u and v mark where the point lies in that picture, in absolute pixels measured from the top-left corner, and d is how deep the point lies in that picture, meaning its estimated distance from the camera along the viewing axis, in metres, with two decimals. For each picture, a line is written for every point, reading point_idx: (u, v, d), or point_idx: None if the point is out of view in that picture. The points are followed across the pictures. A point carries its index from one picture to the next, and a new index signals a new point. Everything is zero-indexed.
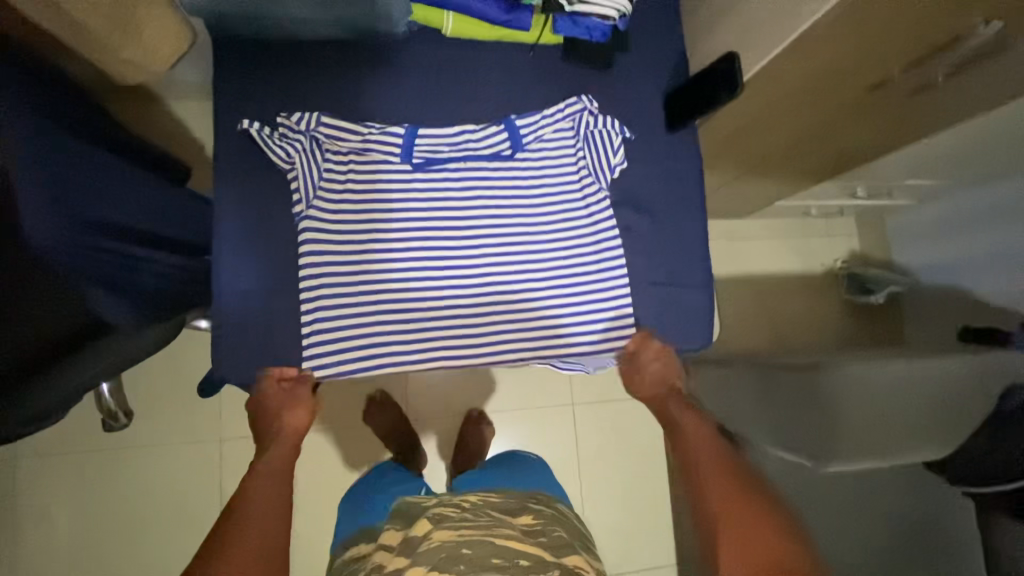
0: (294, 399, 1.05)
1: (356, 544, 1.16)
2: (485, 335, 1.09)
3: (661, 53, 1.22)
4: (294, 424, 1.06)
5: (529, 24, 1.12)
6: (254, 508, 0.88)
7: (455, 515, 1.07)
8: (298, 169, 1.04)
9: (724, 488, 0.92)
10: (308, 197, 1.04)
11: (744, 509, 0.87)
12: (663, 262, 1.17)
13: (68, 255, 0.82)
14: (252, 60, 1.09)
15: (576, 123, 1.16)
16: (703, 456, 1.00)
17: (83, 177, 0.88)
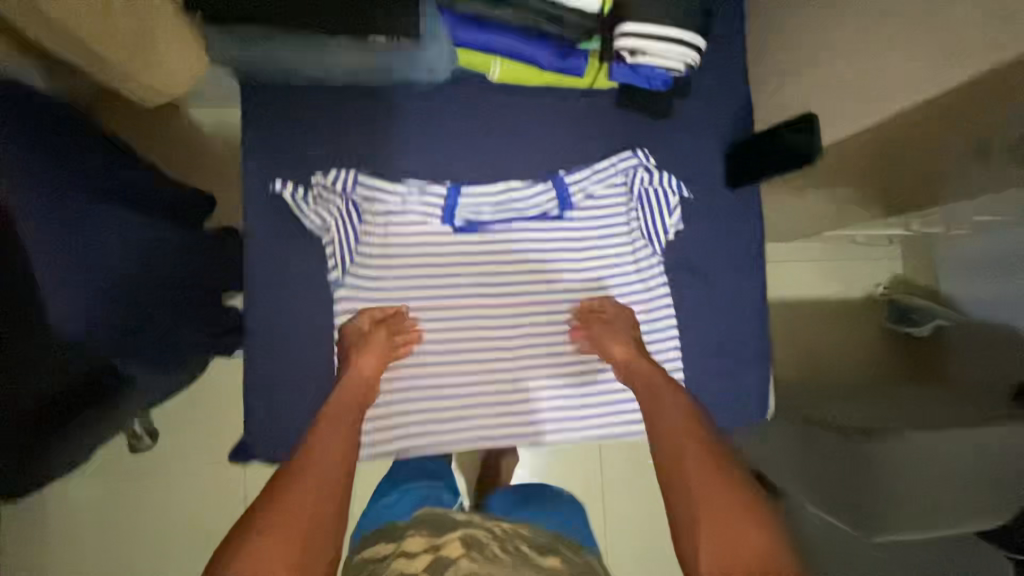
0: (383, 350, 0.95)
1: (370, 546, 0.81)
2: (525, 407, 1.04)
3: (726, 99, 1.12)
4: (373, 366, 0.93)
5: (583, 71, 1.02)
6: (301, 483, 0.72)
7: (498, 553, 0.73)
8: (336, 234, 0.98)
9: (715, 497, 0.72)
10: (347, 264, 0.99)
11: (740, 533, 0.67)
12: (717, 332, 1.10)
13: (89, 314, 0.67)
14: (286, 108, 1.02)
15: (630, 180, 1.07)
16: (689, 448, 0.79)
17: (85, 221, 0.67)
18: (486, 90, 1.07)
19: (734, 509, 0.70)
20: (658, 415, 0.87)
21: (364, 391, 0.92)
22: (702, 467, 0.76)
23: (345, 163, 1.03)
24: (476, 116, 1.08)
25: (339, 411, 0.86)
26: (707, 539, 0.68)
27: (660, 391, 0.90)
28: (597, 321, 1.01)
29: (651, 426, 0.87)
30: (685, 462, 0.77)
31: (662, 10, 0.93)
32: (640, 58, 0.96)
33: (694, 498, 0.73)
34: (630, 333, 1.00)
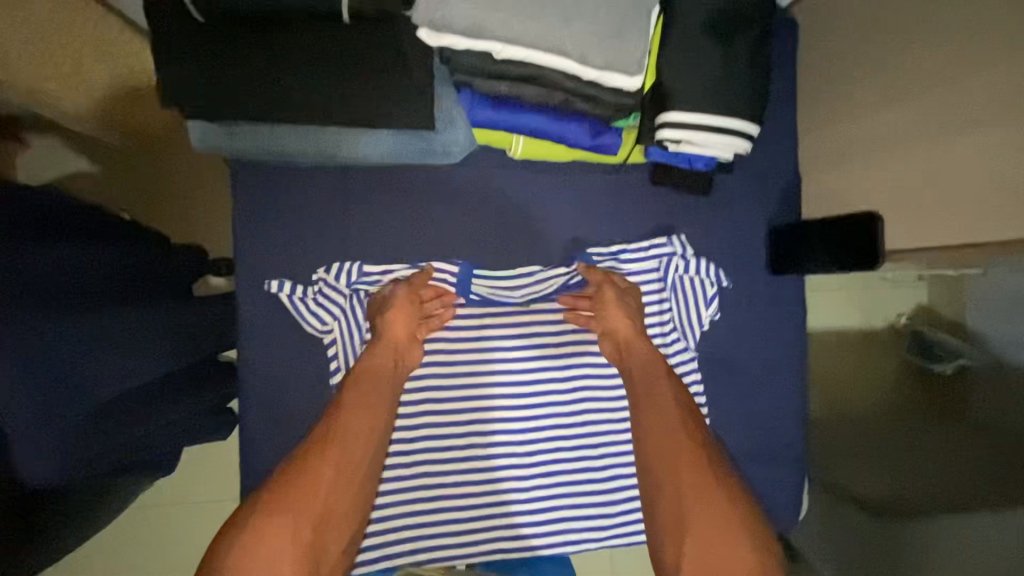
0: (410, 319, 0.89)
1: None
2: (545, 516, 0.96)
3: (769, 178, 1.02)
4: (398, 333, 0.89)
5: (617, 149, 0.90)
6: (321, 463, 0.76)
7: None
8: (340, 335, 0.92)
9: (714, 507, 0.74)
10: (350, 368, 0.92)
11: (730, 544, 0.70)
12: (753, 432, 1.01)
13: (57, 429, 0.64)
14: (281, 188, 0.91)
15: (664, 267, 0.97)
16: (685, 442, 0.82)
17: (77, 332, 0.65)
18: (510, 166, 0.96)
19: (730, 518, 0.73)
20: (663, 406, 0.86)
21: (396, 359, 0.89)
22: (699, 475, 0.78)
23: (350, 250, 0.93)
24: (494, 194, 0.96)
25: (366, 393, 0.84)
26: (693, 542, 0.72)
27: (662, 378, 0.89)
28: (606, 286, 0.93)
29: (638, 411, 0.88)
30: (682, 452, 0.81)
31: (714, 94, 0.82)
32: (684, 145, 0.85)
33: (688, 500, 0.76)
34: (635, 306, 0.94)
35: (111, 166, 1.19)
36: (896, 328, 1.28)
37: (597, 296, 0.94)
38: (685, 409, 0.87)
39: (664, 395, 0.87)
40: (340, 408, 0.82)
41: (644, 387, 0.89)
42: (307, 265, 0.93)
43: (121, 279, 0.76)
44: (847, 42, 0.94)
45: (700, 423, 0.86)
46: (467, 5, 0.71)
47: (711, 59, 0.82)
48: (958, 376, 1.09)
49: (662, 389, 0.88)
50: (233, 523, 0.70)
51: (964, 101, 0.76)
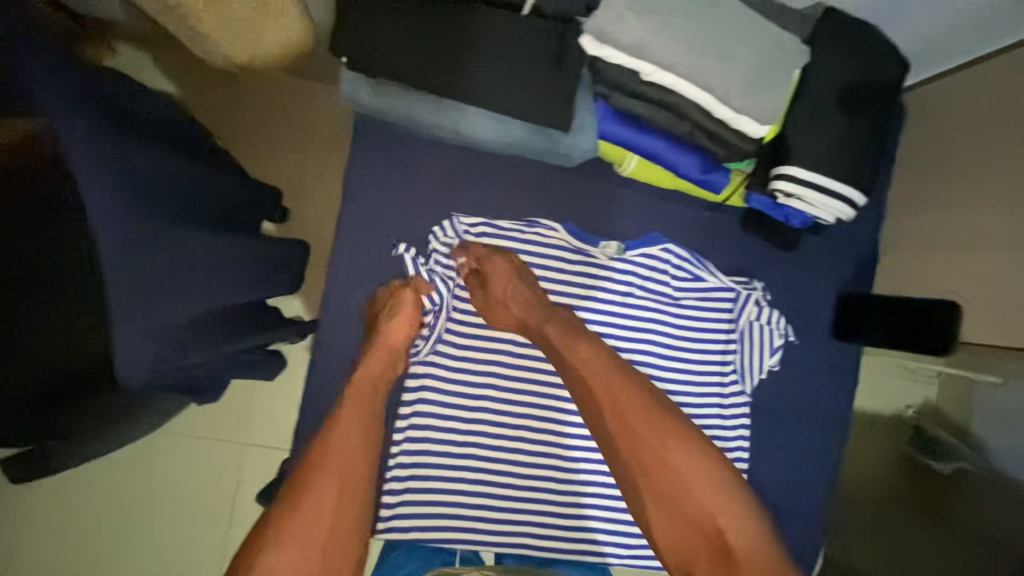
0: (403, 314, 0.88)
1: None
2: (578, 525, 0.97)
3: (849, 248, 1.06)
4: (394, 342, 0.87)
5: (722, 189, 0.94)
6: (324, 474, 0.74)
7: None
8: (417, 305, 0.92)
9: (651, 470, 0.75)
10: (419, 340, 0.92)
11: (682, 500, 0.73)
12: (787, 483, 1.04)
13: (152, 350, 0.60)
14: (396, 154, 0.94)
15: (739, 310, 1.00)
16: (607, 417, 0.79)
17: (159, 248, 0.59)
18: (614, 183, 1.00)
19: (669, 464, 0.74)
20: (582, 387, 0.82)
21: (390, 362, 0.87)
22: (629, 437, 0.76)
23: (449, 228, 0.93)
24: (594, 205, 0.99)
25: (360, 398, 0.83)
26: (660, 513, 0.74)
27: (572, 346, 0.83)
28: (481, 292, 0.91)
29: (575, 389, 0.83)
30: (610, 435, 0.78)
31: (831, 159, 0.86)
32: (793, 200, 0.89)
33: (633, 472, 0.76)
34: (521, 287, 0.89)
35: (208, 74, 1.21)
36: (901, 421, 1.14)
37: (481, 297, 0.91)
38: (603, 365, 0.82)
39: (585, 355, 0.83)
40: (334, 425, 0.79)
41: (557, 359, 0.85)
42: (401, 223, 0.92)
43: (196, 183, 0.69)
44: (953, 140, 0.98)
45: (619, 380, 0.80)
46: (636, 24, 0.74)
47: (835, 127, 0.85)
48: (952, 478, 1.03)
49: (582, 358, 0.82)
50: (249, 550, 0.67)
51: None
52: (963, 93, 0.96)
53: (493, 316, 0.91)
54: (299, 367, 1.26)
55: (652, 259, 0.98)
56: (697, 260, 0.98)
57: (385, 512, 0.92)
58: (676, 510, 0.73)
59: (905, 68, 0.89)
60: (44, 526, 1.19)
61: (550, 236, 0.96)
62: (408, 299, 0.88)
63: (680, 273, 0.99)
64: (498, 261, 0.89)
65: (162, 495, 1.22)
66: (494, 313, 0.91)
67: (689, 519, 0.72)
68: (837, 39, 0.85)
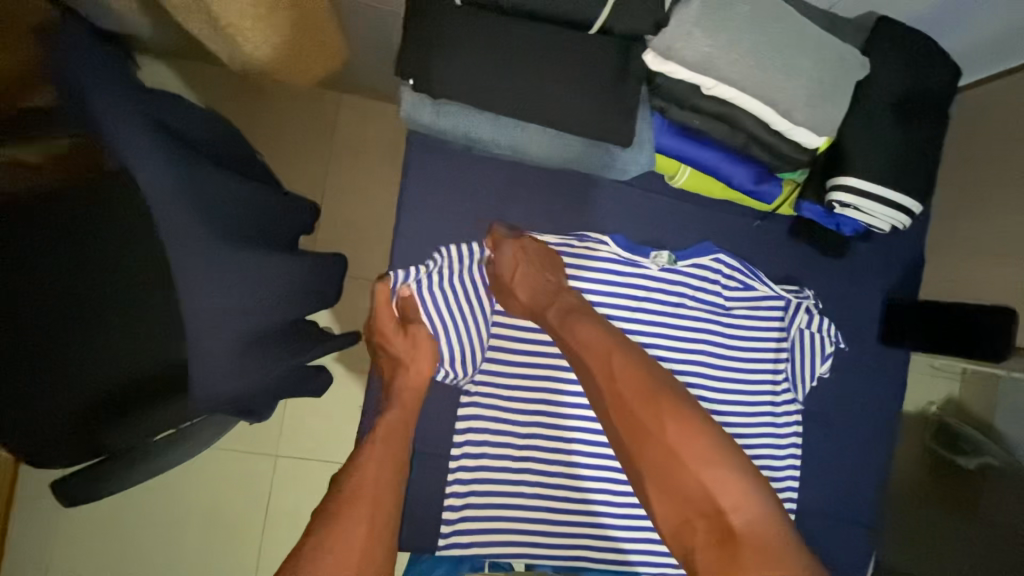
0: (413, 350, 0.88)
1: None
2: (633, 538, 0.97)
3: (895, 254, 1.06)
4: (412, 387, 0.88)
5: (773, 198, 0.94)
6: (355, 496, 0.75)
7: None
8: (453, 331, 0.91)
9: (653, 455, 0.75)
10: (454, 369, 0.91)
11: (680, 477, 0.73)
12: (838, 489, 1.04)
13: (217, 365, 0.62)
14: (446, 170, 0.94)
15: (790, 318, 1.00)
16: (611, 400, 0.80)
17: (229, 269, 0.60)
18: (663, 194, 1.00)
19: (673, 449, 0.74)
20: (585, 368, 0.84)
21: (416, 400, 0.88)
22: (626, 415, 0.78)
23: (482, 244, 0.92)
24: (643, 216, 0.99)
25: (393, 428, 0.85)
26: (662, 499, 0.74)
27: (577, 333, 0.85)
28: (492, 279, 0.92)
29: (582, 374, 0.85)
30: (613, 420, 0.79)
31: (887, 167, 0.86)
32: (849, 209, 0.89)
33: (633, 447, 0.77)
34: (530, 270, 0.89)
35: (235, 93, 1.24)
36: (926, 418, 1.13)
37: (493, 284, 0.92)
38: (606, 350, 0.83)
39: (585, 337, 0.84)
40: (368, 451, 0.81)
41: (565, 346, 0.87)
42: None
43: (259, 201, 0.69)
44: (1001, 144, 0.98)
45: (624, 364, 0.81)
46: (702, 40, 0.75)
47: (891, 135, 0.86)
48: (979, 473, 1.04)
49: (585, 340, 0.84)
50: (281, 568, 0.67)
51: None
52: (1010, 97, 0.96)
53: (505, 305, 0.93)
54: (339, 380, 1.25)
55: (703, 269, 0.99)
56: (748, 269, 0.99)
57: (446, 529, 0.92)
58: (679, 497, 0.72)
59: (956, 76, 0.89)
60: (95, 546, 1.20)
61: (601, 250, 0.96)
62: (422, 338, 0.88)
63: (732, 282, 1.00)
64: (507, 247, 0.90)
65: (206, 513, 1.22)
66: (506, 300, 0.92)
67: (686, 497, 0.72)
68: (893, 48, 0.85)
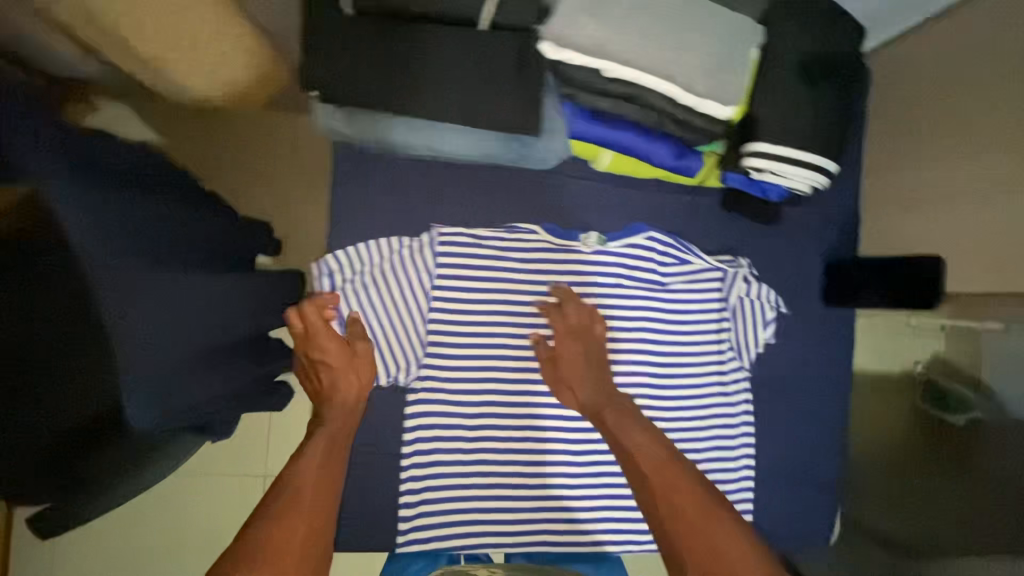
0: (352, 366, 0.88)
1: None
2: (589, 518, 0.99)
3: (829, 215, 1.07)
4: (351, 400, 0.87)
5: (697, 172, 0.96)
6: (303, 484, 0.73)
7: None
8: (394, 337, 0.92)
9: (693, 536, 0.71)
10: (398, 374, 0.93)
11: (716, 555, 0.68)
12: (793, 451, 1.06)
13: (146, 393, 0.59)
14: (375, 176, 0.96)
15: (727, 288, 1.02)
16: (655, 483, 0.78)
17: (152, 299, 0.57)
18: (592, 178, 1.02)
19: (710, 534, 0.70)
20: (628, 459, 0.83)
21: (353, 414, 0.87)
22: (665, 495, 0.76)
23: (415, 245, 0.94)
24: (574, 202, 1.01)
25: (336, 428, 0.83)
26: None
27: (624, 422, 0.87)
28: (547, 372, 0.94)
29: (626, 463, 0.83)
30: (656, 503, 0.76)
31: (797, 131, 0.87)
32: (766, 174, 0.91)
33: (668, 523, 0.73)
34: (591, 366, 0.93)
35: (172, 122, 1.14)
36: (911, 378, 1.00)
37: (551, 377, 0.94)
38: (655, 443, 0.84)
39: (632, 431, 0.85)
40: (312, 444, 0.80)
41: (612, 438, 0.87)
42: (358, 255, 0.92)
43: (174, 214, 0.65)
44: (920, 97, 0.98)
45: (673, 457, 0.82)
46: (593, 26, 0.78)
47: (798, 98, 0.87)
48: (972, 432, 0.90)
49: (631, 432, 0.85)
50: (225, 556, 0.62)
51: None
52: (924, 51, 0.97)
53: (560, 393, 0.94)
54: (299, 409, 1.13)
55: (637, 248, 1.00)
56: (681, 245, 1.00)
57: (404, 525, 0.94)
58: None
59: (860, 34, 0.91)
60: None
61: (532, 239, 0.98)
62: (365, 355, 0.89)
63: (666, 259, 1.01)
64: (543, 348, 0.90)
65: None
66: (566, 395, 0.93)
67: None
68: (791, 13, 0.87)
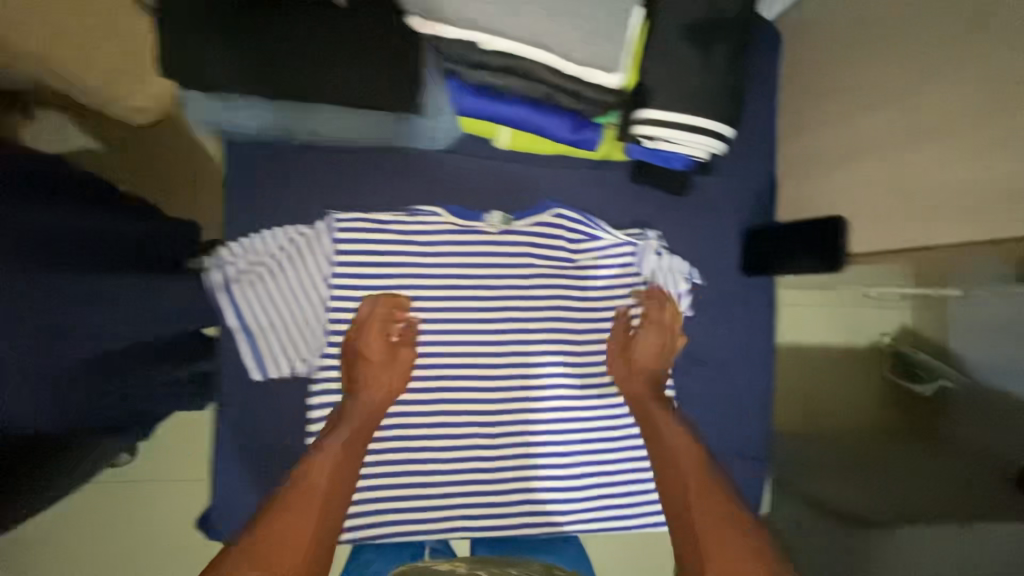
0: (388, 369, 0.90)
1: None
2: (506, 501, 0.98)
3: (743, 183, 1.06)
4: (375, 404, 0.89)
5: (596, 145, 0.95)
6: (315, 485, 0.78)
7: None
8: (294, 326, 0.92)
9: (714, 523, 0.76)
10: (297, 363, 0.91)
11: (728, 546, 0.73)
12: (717, 424, 1.05)
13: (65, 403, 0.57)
14: (273, 166, 0.96)
15: (639, 262, 1.00)
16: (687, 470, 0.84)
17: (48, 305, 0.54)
18: (495, 157, 1.00)
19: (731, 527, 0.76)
20: (660, 446, 0.89)
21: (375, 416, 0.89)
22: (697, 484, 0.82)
23: (312, 233, 0.92)
24: (479, 182, 1.00)
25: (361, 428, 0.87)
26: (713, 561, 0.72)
27: (662, 413, 0.92)
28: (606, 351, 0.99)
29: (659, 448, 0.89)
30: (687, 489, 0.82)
31: (688, 97, 0.85)
32: (660, 142, 0.89)
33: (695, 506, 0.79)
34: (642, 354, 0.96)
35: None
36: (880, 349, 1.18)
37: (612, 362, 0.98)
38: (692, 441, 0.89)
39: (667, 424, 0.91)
40: (331, 438, 0.84)
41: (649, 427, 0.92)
42: (256, 245, 0.91)
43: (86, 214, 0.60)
44: (823, 56, 0.96)
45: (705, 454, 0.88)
46: None
47: (687, 62, 0.85)
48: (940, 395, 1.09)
49: (669, 426, 0.90)
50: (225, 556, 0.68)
51: (922, 111, 0.77)
52: (826, 9, 0.95)
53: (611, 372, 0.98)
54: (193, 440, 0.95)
55: (543, 226, 0.98)
56: (589, 220, 0.98)
57: None
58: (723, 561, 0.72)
59: None
60: None
61: (434, 222, 0.95)
62: (404, 359, 0.91)
63: (576, 236, 0.99)
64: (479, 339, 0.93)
65: None
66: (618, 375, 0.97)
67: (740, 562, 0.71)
68: None
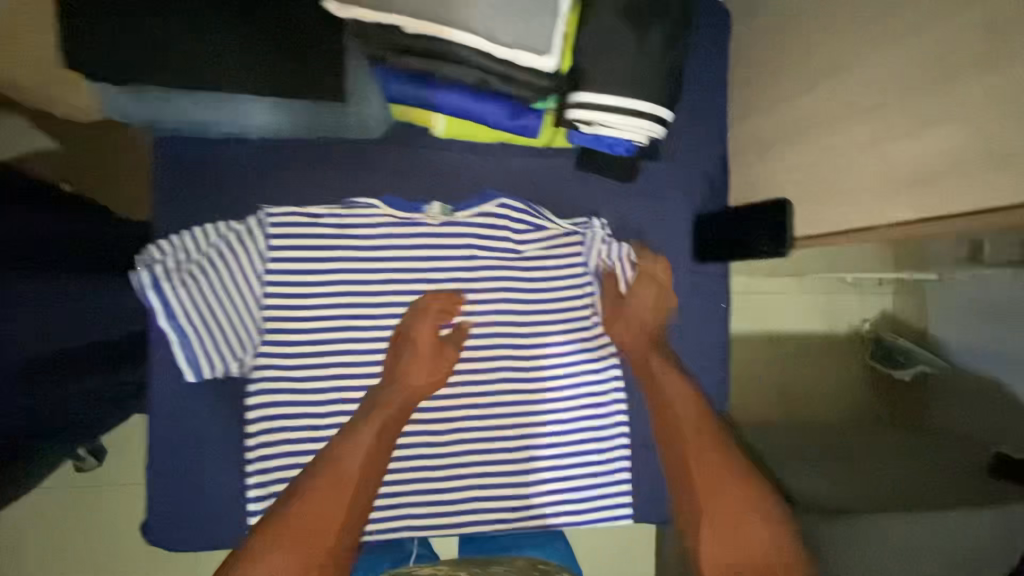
0: (432, 365, 0.90)
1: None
2: (452, 502, 0.95)
3: (694, 168, 1.03)
4: (416, 392, 0.89)
5: (537, 132, 0.92)
6: (349, 468, 0.82)
7: None
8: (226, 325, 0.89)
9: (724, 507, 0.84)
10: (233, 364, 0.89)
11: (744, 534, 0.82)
12: None
13: None
14: (202, 159, 0.92)
15: (586, 251, 0.98)
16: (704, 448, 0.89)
17: None
18: (435, 146, 0.97)
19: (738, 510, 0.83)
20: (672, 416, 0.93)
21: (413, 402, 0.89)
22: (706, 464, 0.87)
23: (244, 229, 0.90)
24: (419, 173, 0.98)
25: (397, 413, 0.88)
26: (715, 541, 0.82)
27: (672, 377, 0.94)
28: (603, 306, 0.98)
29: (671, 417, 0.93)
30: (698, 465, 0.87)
31: (626, 78, 0.82)
32: (598, 127, 0.86)
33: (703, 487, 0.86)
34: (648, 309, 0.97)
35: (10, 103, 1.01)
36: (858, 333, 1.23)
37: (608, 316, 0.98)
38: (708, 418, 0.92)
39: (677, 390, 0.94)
40: (365, 424, 0.85)
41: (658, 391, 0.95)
42: (186, 242, 0.88)
43: None
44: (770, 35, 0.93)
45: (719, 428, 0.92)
46: None
47: (624, 42, 0.82)
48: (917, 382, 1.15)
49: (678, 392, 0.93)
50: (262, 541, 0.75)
51: (862, 86, 0.74)
52: None
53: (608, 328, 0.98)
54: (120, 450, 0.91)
55: (486, 216, 0.95)
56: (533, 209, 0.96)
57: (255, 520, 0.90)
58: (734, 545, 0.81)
59: None
60: None
61: (373, 214, 0.93)
62: (450, 355, 0.91)
63: (521, 226, 0.97)
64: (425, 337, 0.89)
65: None
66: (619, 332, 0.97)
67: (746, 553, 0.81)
68: None
